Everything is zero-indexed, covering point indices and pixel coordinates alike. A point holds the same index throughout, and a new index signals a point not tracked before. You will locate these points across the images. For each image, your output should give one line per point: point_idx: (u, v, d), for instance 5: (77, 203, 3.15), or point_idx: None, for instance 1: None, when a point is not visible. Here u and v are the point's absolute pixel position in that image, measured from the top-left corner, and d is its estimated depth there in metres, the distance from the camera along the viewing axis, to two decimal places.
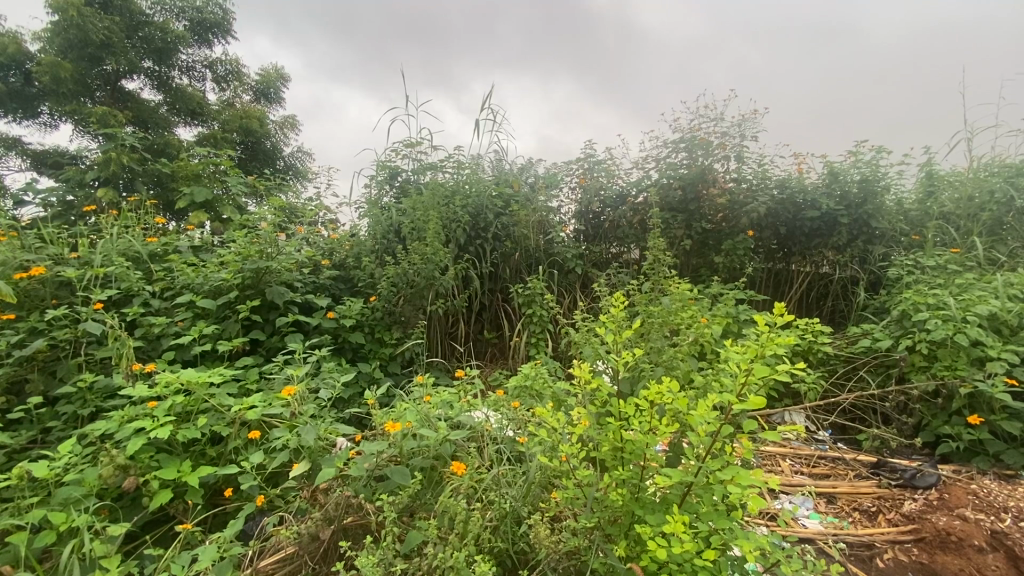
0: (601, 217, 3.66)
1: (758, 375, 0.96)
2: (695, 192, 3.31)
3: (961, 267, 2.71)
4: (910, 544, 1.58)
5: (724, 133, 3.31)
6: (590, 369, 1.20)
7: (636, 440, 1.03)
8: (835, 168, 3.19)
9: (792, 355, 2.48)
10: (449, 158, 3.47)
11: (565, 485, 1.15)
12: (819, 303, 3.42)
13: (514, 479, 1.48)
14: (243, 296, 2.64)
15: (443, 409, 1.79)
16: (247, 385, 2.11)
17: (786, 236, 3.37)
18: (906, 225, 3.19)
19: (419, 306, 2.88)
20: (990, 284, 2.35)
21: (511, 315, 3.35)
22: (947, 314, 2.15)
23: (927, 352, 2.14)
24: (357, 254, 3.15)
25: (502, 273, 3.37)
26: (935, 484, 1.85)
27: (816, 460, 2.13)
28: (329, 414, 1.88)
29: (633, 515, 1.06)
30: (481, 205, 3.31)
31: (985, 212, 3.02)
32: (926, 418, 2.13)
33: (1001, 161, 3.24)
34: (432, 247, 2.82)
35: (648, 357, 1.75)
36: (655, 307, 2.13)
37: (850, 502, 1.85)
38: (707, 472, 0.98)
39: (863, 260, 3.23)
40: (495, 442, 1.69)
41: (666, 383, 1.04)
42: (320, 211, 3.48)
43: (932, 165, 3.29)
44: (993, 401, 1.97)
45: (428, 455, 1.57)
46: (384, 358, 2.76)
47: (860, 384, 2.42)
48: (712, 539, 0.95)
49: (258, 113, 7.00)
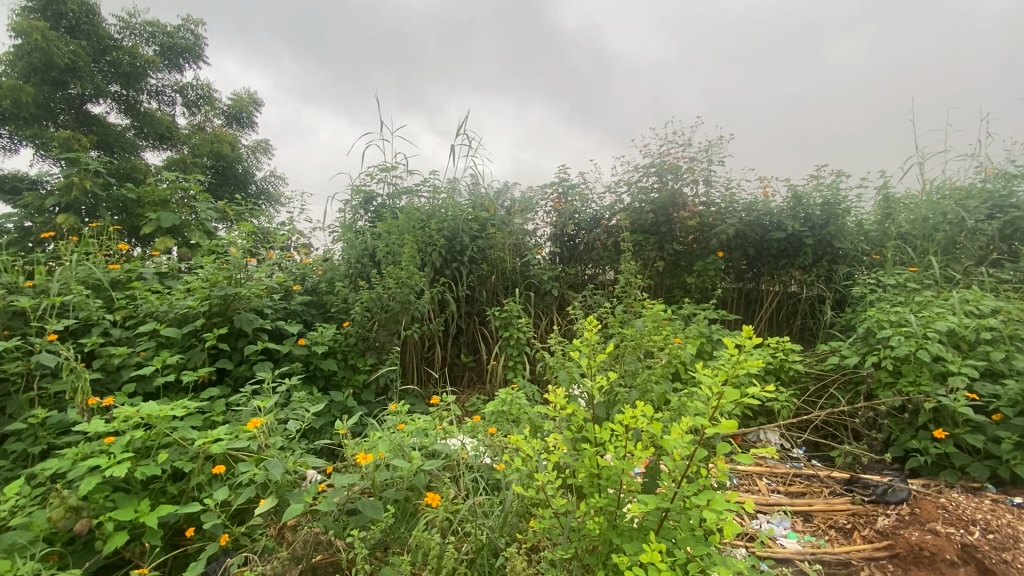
0: (576, 240, 3.70)
1: (729, 398, 0.96)
2: (666, 216, 3.39)
3: (919, 285, 2.81)
4: (884, 561, 1.59)
5: (692, 159, 3.43)
6: (564, 395, 1.19)
7: (612, 465, 1.02)
8: (798, 192, 3.32)
9: (765, 374, 2.52)
10: (425, 183, 3.48)
11: (540, 514, 1.13)
12: (789, 321, 3.50)
13: (490, 509, 1.45)
14: (209, 323, 2.57)
15: (417, 437, 1.73)
16: (212, 417, 2.03)
17: (755, 256, 3.45)
18: (867, 246, 3.32)
19: (394, 331, 2.83)
20: (947, 301, 2.44)
21: (488, 338, 3.33)
22: (909, 330, 2.22)
23: (892, 367, 2.20)
24: (330, 279, 3.10)
25: (478, 296, 3.36)
26: (906, 499, 1.87)
27: (792, 478, 2.15)
28: (298, 446, 1.81)
29: (610, 544, 1.04)
30: (457, 229, 3.32)
31: (939, 232, 3.15)
32: (895, 434, 2.18)
33: (951, 184, 3.40)
34: (407, 271, 2.80)
35: (622, 381, 1.77)
36: (628, 329, 2.14)
37: (825, 520, 1.86)
38: (683, 496, 0.97)
39: (829, 279, 3.33)
40: (470, 471, 1.66)
41: (639, 407, 1.04)
42: (292, 236, 3.43)
43: (888, 188, 3.45)
44: (956, 414, 2.02)
45: (401, 486, 1.52)
46: (357, 386, 2.70)
47: (830, 401, 2.48)
48: (691, 566, 0.92)
49: (229, 137, 6.99)
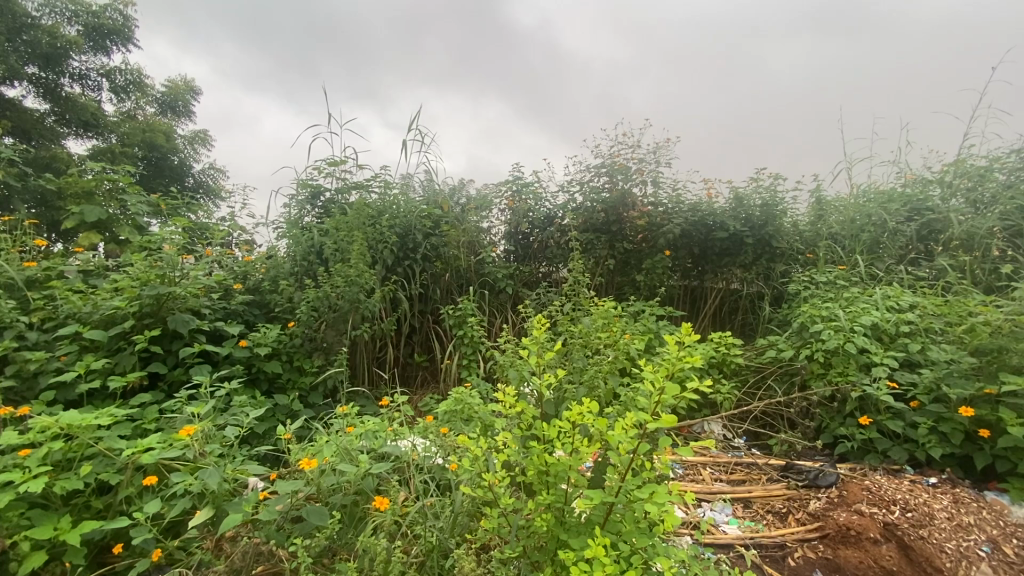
0: (529, 238, 3.71)
1: (670, 393, 0.99)
2: (617, 215, 3.48)
3: (847, 282, 3.01)
4: (816, 542, 1.70)
5: (641, 160, 3.53)
6: (514, 394, 1.18)
7: (560, 462, 1.03)
8: (740, 194, 3.47)
9: (708, 368, 2.64)
10: (376, 178, 3.39)
11: (488, 513, 1.12)
12: (731, 317, 3.66)
13: (441, 510, 1.43)
14: (140, 325, 2.40)
15: (366, 440, 1.69)
16: (143, 425, 1.90)
17: (699, 255, 3.58)
18: (801, 245, 3.52)
19: (342, 331, 2.75)
20: (871, 297, 2.62)
21: (442, 337, 3.29)
22: (837, 324, 2.37)
23: (823, 360, 2.35)
24: (273, 277, 2.97)
25: (432, 294, 3.32)
26: (835, 482, 2.00)
27: (733, 467, 2.25)
28: (238, 452, 1.72)
29: (558, 541, 1.04)
30: (409, 225, 3.26)
31: (865, 232, 3.37)
32: (826, 422, 2.32)
33: (876, 188, 3.65)
34: (356, 269, 2.72)
35: (571, 377, 1.80)
36: (577, 327, 2.17)
37: (763, 505, 1.96)
38: (627, 490, 0.98)
39: (767, 277, 3.50)
40: (421, 472, 1.63)
41: (586, 403, 1.05)
42: (233, 231, 3.27)
43: (820, 191, 3.67)
44: (879, 402, 2.16)
45: (348, 491, 1.47)
46: (304, 388, 2.61)
47: (768, 392, 2.62)
48: (635, 558, 0.94)
49: (164, 127, 6.56)
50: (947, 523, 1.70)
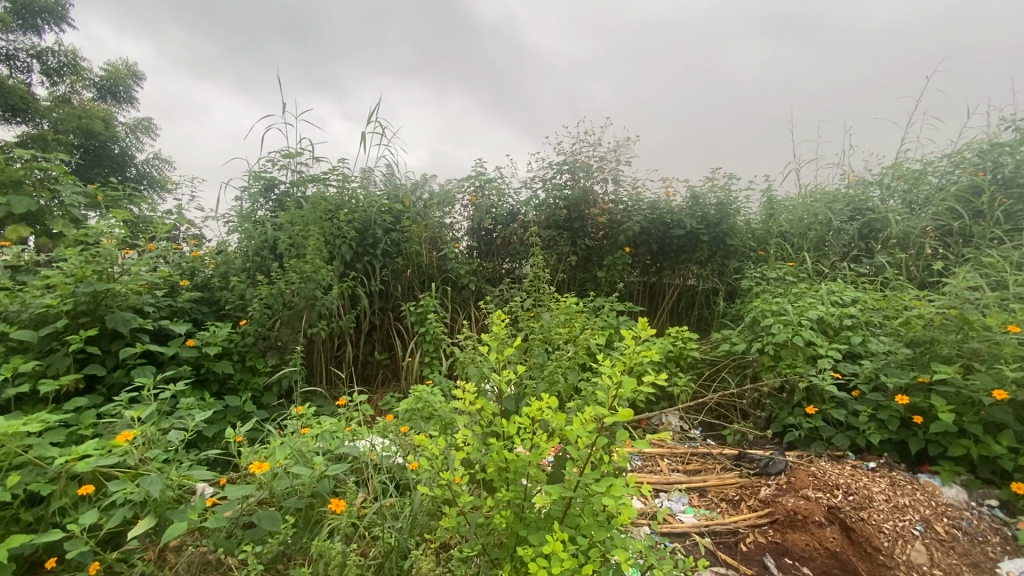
0: (492, 234, 3.69)
1: (627, 387, 1.00)
2: (578, 212, 3.51)
3: (796, 278, 3.14)
4: (766, 527, 1.78)
5: (602, 158, 3.57)
6: (473, 391, 1.16)
7: (520, 458, 1.02)
8: (696, 193, 3.57)
9: (666, 362, 2.71)
10: (334, 171, 3.28)
11: (447, 512, 1.10)
12: (687, 312, 3.76)
13: (400, 510, 1.41)
14: (75, 325, 2.24)
15: (322, 441, 1.63)
16: (79, 432, 1.78)
17: (658, 252, 3.66)
18: (754, 243, 3.65)
19: (297, 329, 2.66)
20: (817, 292, 2.74)
21: (404, 334, 3.24)
22: (786, 318, 2.47)
23: (773, 352, 2.44)
24: (224, 273, 2.84)
25: (393, 291, 3.26)
26: (784, 470, 2.08)
27: (689, 457, 2.32)
28: (185, 457, 1.64)
29: (517, 537, 1.04)
30: (368, 220, 3.19)
31: (812, 231, 3.53)
32: (775, 412, 2.42)
33: (822, 188, 3.83)
34: (312, 265, 2.64)
35: (532, 373, 1.80)
36: (538, 323, 2.17)
37: (717, 493, 2.02)
38: (585, 484, 0.99)
39: (722, 273, 3.61)
40: (380, 472, 1.60)
41: (545, 398, 1.05)
42: (180, 225, 3.10)
43: (771, 191, 3.81)
44: (824, 392, 2.27)
45: (303, 494, 1.42)
46: (257, 389, 2.51)
47: (722, 384, 2.73)
48: (593, 552, 0.94)
49: (102, 113, 6.19)
50: (885, 504, 1.80)
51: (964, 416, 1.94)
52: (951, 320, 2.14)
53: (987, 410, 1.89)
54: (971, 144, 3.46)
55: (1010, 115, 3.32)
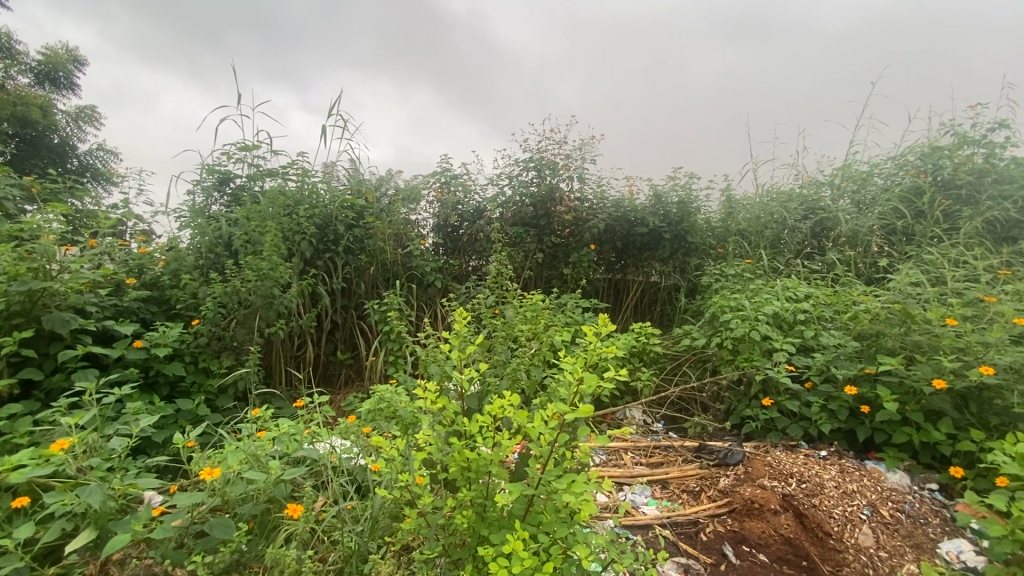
0: (458, 231, 3.66)
1: (589, 383, 1.01)
2: (544, 209, 3.52)
3: (753, 274, 3.25)
4: (725, 516, 1.83)
5: (567, 156, 3.59)
6: (435, 390, 1.14)
7: (481, 457, 1.00)
8: (658, 192, 3.64)
9: (629, 358, 2.75)
10: (293, 165, 3.18)
11: (408, 514, 1.08)
12: (651, 308, 3.82)
13: (360, 513, 1.37)
14: (7, 326, 2.09)
15: (279, 444, 1.57)
16: (11, 441, 1.65)
17: (622, 249, 3.71)
18: (713, 240, 3.76)
19: (254, 328, 2.57)
20: (773, 288, 2.84)
21: (367, 333, 3.18)
22: (744, 313, 2.55)
23: (732, 347, 2.52)
24: (175, 270, 2.71)
25: (356, 289, 3.19)
26: (741, 460, 2.15)
27: (652, 450, 2.37)
28: (131, 464, 1.55)
29: (478, 537, 1.02)
30: (330, 216, 3.10)
31: (768, 229, 3.65)
32: (734, 404, 2.49)
33: (778, 188, 3.96)
34: (270, 262, 2.55)
35: (496, 370, 1.80)
36: (502, 320, 2.16)
37: (679, 485, 2.07)
38: (546, 481, 0.98)
39: (684, 270, 3.70)
40: (340, 475, 1.55)
41: (508, 396, 1.03)
42: (126, 220, 2.94)
43: (730, 190, 3.92)
44: (779, 384, 2.35)
45: (259, 500, 1.37)
46: (211, 392, 2.41)
47: (683, 378, 2.80)
48: (554, 549, 0.93)
49: (39, 100, 5.80)
50: (836, 491, 1.87)
51: (907, 405, 2.05)
52: (895, 314, 2.26)
53: (928, 399, 2.00)
54: (914, 147, 3.65)
55: (948, 121, 3.52)
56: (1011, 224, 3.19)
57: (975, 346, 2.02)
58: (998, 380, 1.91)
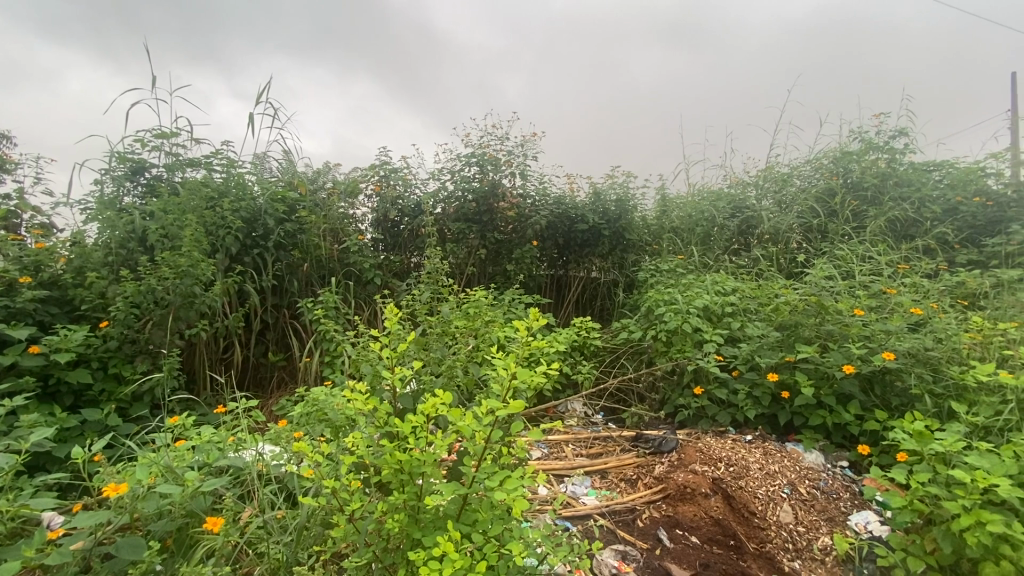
0: (398, 226, 3.57)
1: (523, 378, 1.00)
2: (487, 205, 3.50)
3: (686, 270, 3.39)
4: (660, 502, 1.91)
5: (509, 152, 3.59)
6: (365, 390, 1.09)
7: (414, 458, 0.97)
8: (598, 190, 3.72)
9: (570, 352, 2.81)
10: (216, 154, 2.97)
11: (338, 521, 1.04)
12: (591, 303, 3.90)
13: (289, 522, 1.30)
14: None
15: (199, 454, 1.46)
16: None
17: (564, 245, 3.77)
18: (649, 237, 3.89)
19: (173, 330, 2.38)
20: (704, 283, 2.98)
21: (301, 332, 3.03)
22: (677, 307, 2.66)
23: (666, 339, 2.62)
24: (78, 268, 2.46)
25: (288, 287, 3.04)
26: (675, 447, 2.23)
27: (592, 441, 2.42)
28: (24, 483, 1.39)
29: (411, 540, 1.00)
30: (258, 209, 2.93)
31: (700, 226, 3.82)
32: (668, 394, 2.59)
33: (708, 187, 4.16)
34: (189, 258, 2.37)
35: (435, 367, 1.77)
36: (443, 316, 2.13)
37: (618, 474, 2.13)
38: (480, 479, 0.97)
39: (622, 266, 3.81)
40: (267, 483, 1.47)
41: (441, 394, 1.01)
42: (21, 212, 2.63)
43: (665, 189, 4.08)
44: (709, 373, 2.46)
45: (176, 514, 1.27)
46: (123, 399, 2.21)
47: (621, 370, 2.88)
48: (488, 548, 0.92)
49: None
50: (760, 472, 1.98)
51: (822, 389, 2.20)
52: (811, 306, 2.43)
53: (839, 383, 2.16)
54: (828, 152, 3.94)
55: (857, 128, 3.83)
56: (910, 223, 3.51)
57: (878, 335, 2.21)
58: (898, 364, 2.10)
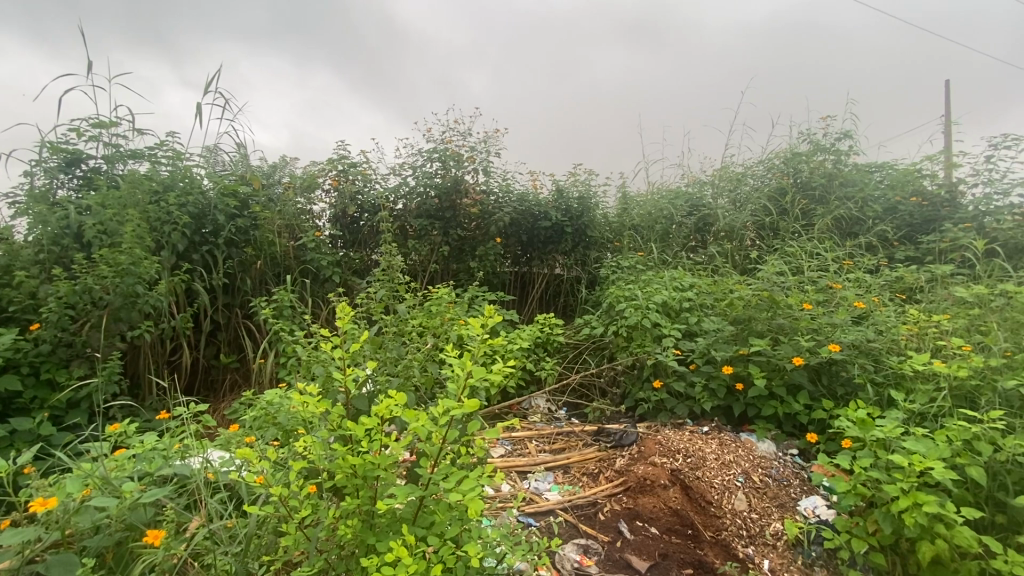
0: (358, 222, 3.48)
1: (479, 377, 0.99)
2: (449, 201, 3.47)
3: (646, 266, 3.46)
4: (621, 495, 1.94)
5: (472, 148, 3.56)
6: (316, 392, 1.05)
7: (367, 461, 0.94)
8: (560, 187, 3.74)
9: (534, 348, 2.82)
10: (161, 145, 2.81)
11: (289, 530, 1.00)
12: (555, 300, 3.92)
13: (239, 532, 1.25)
14: None
15: (141, 463, 1.38)
16: None
17: (527, 242, 3.77)
18: (611, 234, 3.95)
19: (114, 332, 2.25)
20: (663, 279, 3.04)
21: (254, 332, 2.92)
22: (637, 302, 2.71)
23: (626, 334, 2.66)
24: (6, 266, 2.29)
25: (241, 285, 2.92)
26: (635, 440, 2.27)
27: (555, 437, 2.43)
28: None
29: (365, 546, 0.97)
30: (208, 204, 2.79)
31: (659, 224, 3.90)
32: (629, 388, 2.64)
33: (667, 186, 4.26)
34: (131, 255, 2.23)
35: (395, 367, 1.73)
36: (403, 314, 2.09)
37: (580, 468, 2.15)
38: (436, 481, 0.95)
39: (585, 263, 3.84)
40: (216, 491, 1.40)
41: (395, 395, 0.98)
42: None
43: (626, 187, 4.14)
44: (668, 366, 2.51)
45: (115, 528, 1.20)
46: (58, 407, 2.07)
47: (583, 365, 2.92)
48: (445, 551, 0.91)
49: None
50: (716, 462, 2.03)
51: (773, 381, 2.29)
52: (763, 301, 2.51)
53: (789, 374, 2.25)
54: (778, 153, 4.10)
55: (806, 130, 3.99)
56: (854, 222, 3.69)
57: (825, 328, 2.31)
58: (843, 355, 2.21)
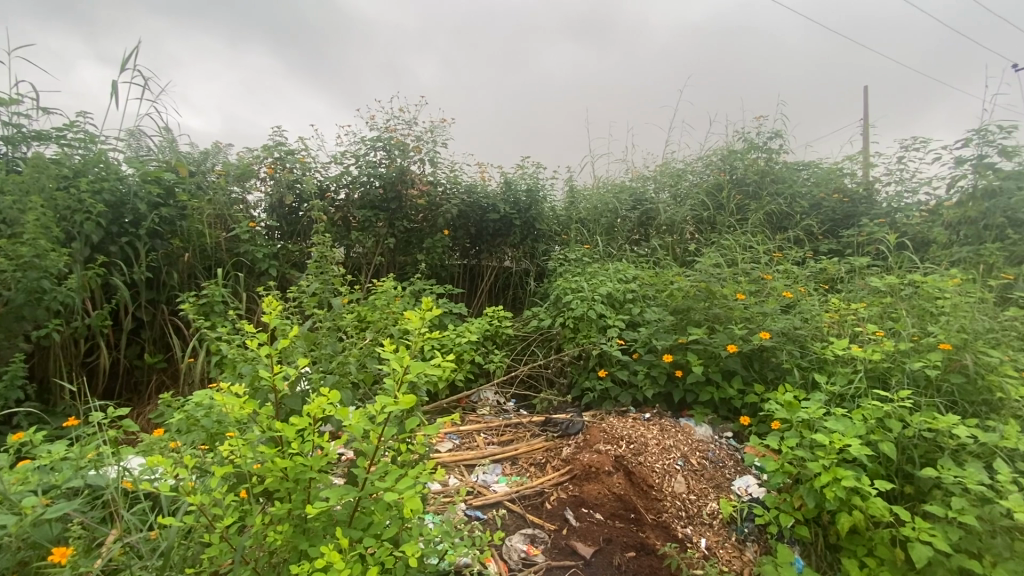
0: (296, 212, 3.32)
1: (417, 372, 0.96)
2: (395, 192, 3.37)
3: (592, 259, 3.52)
4: (567, 484, 1.97)
5: (418, 137, 3.48)
6: (244, 392, 0.99)
7: (299, 463, 0.90)
8: (508, 180, 3.73)
9: (482, 340, 2.83)
10: (72, 126, 2.57)
11: (215, 539, 0.94)
12: (503, 292, 3.92)
13: (162, 544, 1.16)
14: None
15: (48, 474, 1.26)
16: None
17: (476, 235, 3.74)
18: (558, 227, 3.98)
19: (17, 331, 2.05)
20: (608, 271, 3.11)
21: (182, 329, 2.74)
22: (583, 294, 2.78)
23: (572, 325, 2.71)
24: None
25: (167, 279, 2.73)
26: (581, 429, 2.31)
27: (503, 428, 2.44)
28: None
29: (298, 551, 0.94)
30: (127, 191, 2.58)
31: (605, 217, 3.98)
32: (575, 378, 2.68)
33: (612, 180, 4.35)
34: (34, 247, 2.01)
35: (336, 363, 1.67)
36: (346, 307, 2.02)
37: (527, 459, 2.17)
38: (372, 482, 0.92)
39: (533, 255, 3.86)
40: (135, 502, 1.30)
41: (329, 393, 0.94)
42: None
43: (573, 181, 4.19)
44: (612, 356, 2.58)
45: (15, 547, 1.08)
46: None
47: (531, 357, 2.94)
48: (381, 552, 0.88)
49: None
50: (657, 447, 2.09)
51: (710, 367, 2.39)
52: (701, 292, 2.58)
53: (724, 361, 2.36)
54: (716, 150, 4.28)
55: (741, 129, 4.18)
56: (783, 216, 3.92)
57: (757, 316, 2.44)
58: (773, 342, 2.33)
